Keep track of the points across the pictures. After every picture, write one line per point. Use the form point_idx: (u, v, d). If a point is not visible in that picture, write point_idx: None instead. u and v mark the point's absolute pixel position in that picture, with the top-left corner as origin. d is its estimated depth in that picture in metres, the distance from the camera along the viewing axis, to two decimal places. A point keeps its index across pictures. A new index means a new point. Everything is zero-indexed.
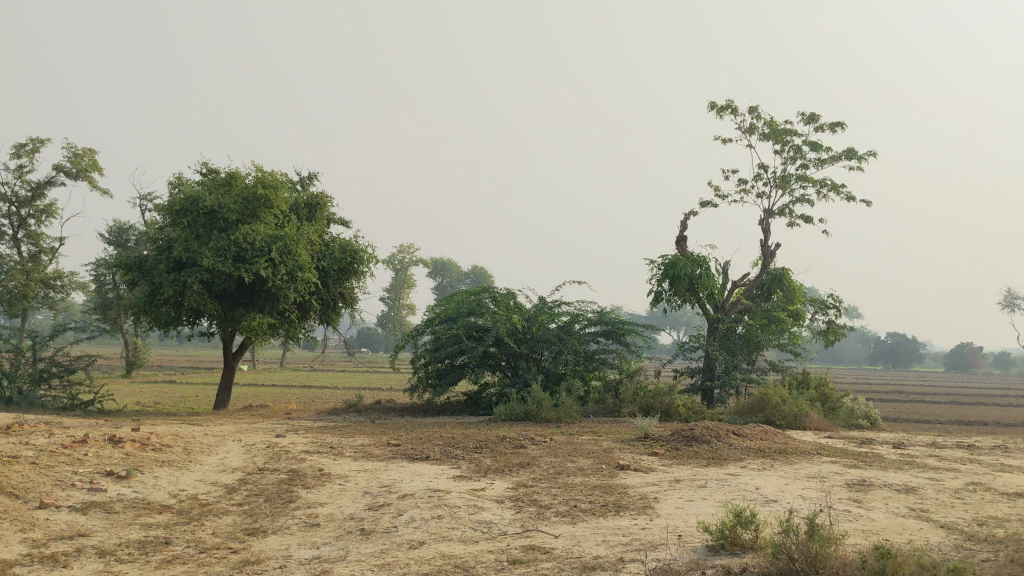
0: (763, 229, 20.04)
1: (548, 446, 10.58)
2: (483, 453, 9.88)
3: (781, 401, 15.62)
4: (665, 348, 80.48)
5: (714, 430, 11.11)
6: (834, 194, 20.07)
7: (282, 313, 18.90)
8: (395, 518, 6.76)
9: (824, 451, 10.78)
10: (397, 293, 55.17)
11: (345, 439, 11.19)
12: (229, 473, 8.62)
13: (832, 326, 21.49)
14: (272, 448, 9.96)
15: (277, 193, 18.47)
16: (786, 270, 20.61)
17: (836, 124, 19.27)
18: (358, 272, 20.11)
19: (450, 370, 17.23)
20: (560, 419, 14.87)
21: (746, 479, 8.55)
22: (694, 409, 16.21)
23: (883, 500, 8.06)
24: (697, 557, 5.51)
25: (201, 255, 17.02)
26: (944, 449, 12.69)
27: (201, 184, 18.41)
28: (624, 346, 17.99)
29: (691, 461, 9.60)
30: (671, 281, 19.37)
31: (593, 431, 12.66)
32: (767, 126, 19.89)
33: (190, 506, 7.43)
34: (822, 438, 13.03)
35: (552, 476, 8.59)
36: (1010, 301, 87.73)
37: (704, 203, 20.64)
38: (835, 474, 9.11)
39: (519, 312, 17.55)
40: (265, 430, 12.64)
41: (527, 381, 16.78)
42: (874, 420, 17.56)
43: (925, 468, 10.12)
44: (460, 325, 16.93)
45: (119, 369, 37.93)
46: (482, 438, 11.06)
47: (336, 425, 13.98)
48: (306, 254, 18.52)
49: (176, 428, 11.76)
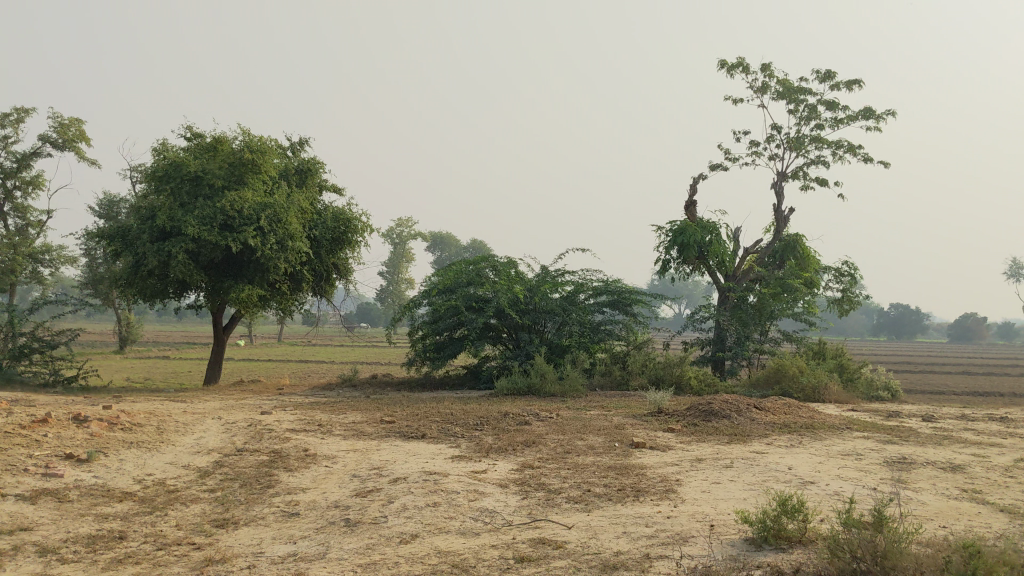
0: (776, 193, 19.18)
1: (555, 422, 9.73)
2: (483, 431, 9.04)
3: (799, 373, 14.85)
4: (667, 320, 79.67)
5: (734, 403, 10.31)
6: (850, 155, 19.17)
7: (273, 285, 18.05)
8: (385, 507, 5.93)
9: (854, 426, 9.93)
10: (395, 267, 54.35)
11: (336, 416, 10.36)
12: (204, 455, 7.80)
13: (846, 294, 20.65)
14: (254, 426, 9.12)
15: (265, 158, 17.54)
16: (800, 236, 19.77)
17: (853, 81, 18.35)
18: (351, 241, 19.22)
19: (449, 342, 16.39)
20: (565, 393, 14.07)
21: (775, 458, 7.72)
22: (707, 381, 15.49)
23: (931, 481, 7.22)
24: (738, 553, 4.68)
25: (185, 224, 16.13)
26: (975, 421, 11.86)
27: (186, 150, 17.52)
28: (631, 316, 17.10)
29: (713, 438, 8.79)
30: (680, 248, 18.50)
31: (603, 405, 11.86)
32: (780, 84, 18.97)
33: (155, 493, 6.61)
34: (845, 411, 12.21)
35: (561, 455, 7.75)
36: (1013, 271, 87.04)
37: (713, 165, 19.76)
38: (872, 452, 8.27)
39: (521, 282, 16.67)
40: (250, 407, 11.82)
41: (530, 353, 15.95)
42: (894, 392, 16.78)
43: (967, 443, 9.27)
44: (459, 296, 16.06)
45: (112, 345, 37.06)
46: (482, 414, 10.22)
47: (328, 401, 13.16)
48: (297, 222, 17.60)
49: (154, 406, 10.93)
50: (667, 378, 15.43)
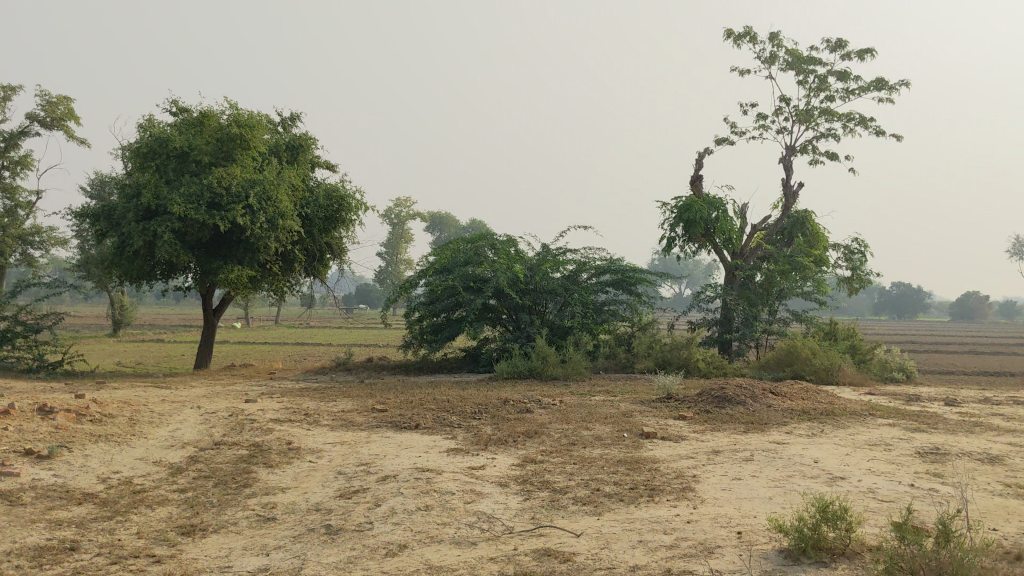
0: (785, 168, 18.52)
1: (558, 410, 9.12)
2: (481, 420, 8.42)
3: (811, 354, 14.27)
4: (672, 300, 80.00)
5: (748, 389, 9.69)
6: (861, 129, 18.49)
7: (264, 266, 17.40)
8: (370, 510, 5.31)
9: (876, 412, 9.29)
10: (394, 248, 53.71)
11: (326, 405, 9.74)
12: (178, 450, 7.18)
13: (857, 273, 20.03)
14: (235, 417, 8.49)
15: (254, 133, 16.83)
16: (808, 212, 19.14)
17: (865, 50, 17.65)
18: (345, 220, 18.53)
19: (446, 324, 15.75)
20: (568, 376, 13.47)
21: (798, 450, 7.09)
22: (715, 363, 14.89)
23: (969, 475, 6.59)
24: (773, 568, 4.08)
25: (171, 202, 15.47)
26: (1001, 405, 11.23)
27: (171, 125, 16.83)
28: (636, 296, 16.45)
29: (728, 428, 8.18)
30: (686, 225, 17.85)
31: (608, 391, 11.25)
32: (789, 55, 18.26)
33: (119, 495, 6.00)
34: (862, 395, 11.58)
35: (565, 448, 7.13)
36: (1016, 249, 86.33)
37: (719, 140, 19.08)
38: (901, 442, 7.64)
39: (521, 261, 16.04)
40: (236, 394, 11.21)
41: (531, 335, 15.30)
42: (909, 373, 16.18)
43: (1001, 430, 8.64)
44: (456, 275, 15.42)
45: (106, 328, 36.43)
46: (481, 401, 9.60)
47: (319, 387, 12.56)
48: (288, 200, 16.90)
49: (133, 395, 10.33)
50: (674, 360, 14.84)
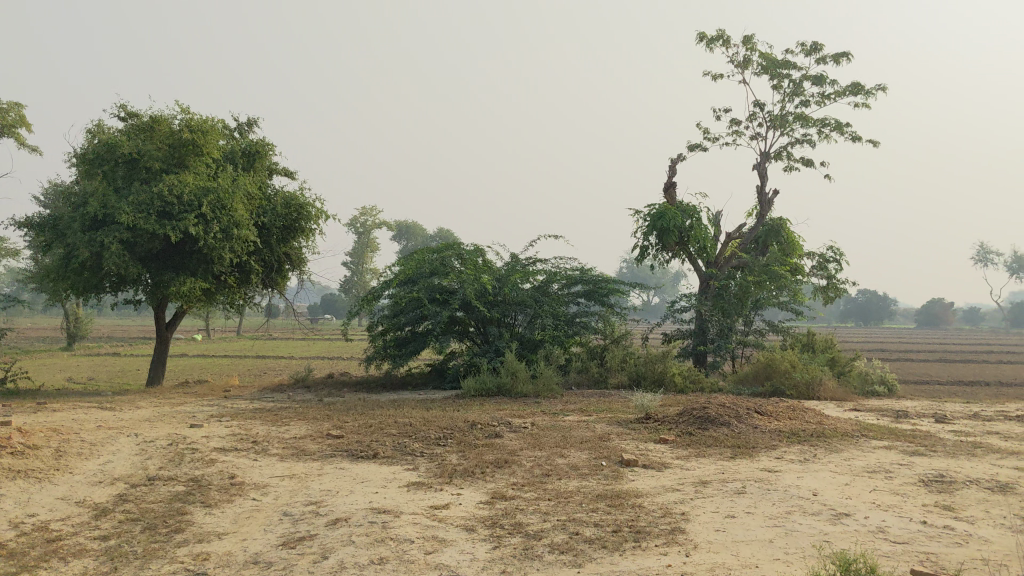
0: (759, 174, 18.02)
1: (530, 434, 8.44)
2: (446, 447, 7.72)
3: (791, 367, 13.76)
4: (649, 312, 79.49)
5: (732, 408, 9.08)
6: (837, 134, 18.03)
7: (218, 277, 16.58)
8: (317, 564, 4.60)
9: (869, 433, 8.69)
10: (359, 258, 52.71)
11: (277, 429, 8.98)
12: (106, 488, 6.41)
13: (832, 282, 19.58)
14: (176, 446, 7.72)
15: (208, 139, 16.00)
16: (783, 220, 18.66)
17: (841, 54, 17.19)
18: (305, 229, 17.75)
19: (411, 338, 15.02)
20: (538, 394, 12.83)
21: (793, 480, 6.47)
22: (691, 378, 14.33)
23: (982, 508, 5.99)
24: None
25: (119, 211, 14.62)
26: (992, 422, 10.69)
27: (120, 130, 15.97)
28: (608, 307, 15.84)
29: (715, 454, 7.56)
30: (659, 234, 17.28)
31: (581, 409, 10.59)
32: (763, 58, 17.76)
33: (30, 545, 5.23)
34: (847, 413, 10.99)
35: (537, 481, 6.46)
36: (981, 256, 86.86)
37: (692, 146, 18.53)
38: (902, 467, 7.04)
39: (489, 272, 15.36)
40: (182, 417, 10.42)
41: (499, 349, 14.58)
42: (890, 386, 15.68)
43: (1002, 451, 8.06)
44: (421, 287, 14.73)
45: (61, 342, 35.23)
46: (446, 424, 8.89)
47: (275, 407, 11.80)
48: (243, 209, 16.08)
49: (68, 419, 9.50)
50: (650, 375, 14.25)
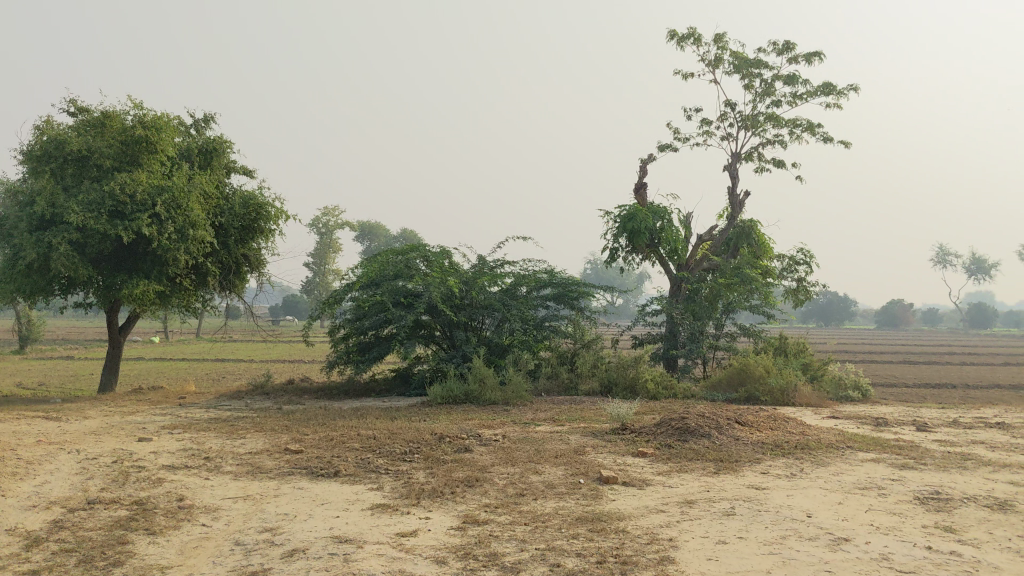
0: (730, 175, 17.71)
1: (501, 447, 7.99)
2: (413, 464, 7.25)
3: (765, 373, 13.44)
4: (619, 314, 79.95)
5: (711, 419, 8.69)
6: (808, 135, 17.77)
7: (173, 280, 15.96)
8: None
9: (854, 444, 8.34)
10: (321, 259, 51.89)
11: (231, 443, 8.44)
12: (41, 514, 5.86)
13: (802, 285, 19.34)
14: (121, 465, 7.17)
15: (162, 136, 15.35)
16: (754, 222, 18.39)
17: (813, 54, 16.94)
18: (264, 230, 17.16)
19: (375, 343, 14.50)
20: (508, 401, 12.41)
21: (783, 499, 6.08)
22: (664, 383, 13.98)
23: (984, 529, 5.63)
24: None
25: (68, 210, 13.93)
26: (974, 430, 10.39)
27: (70, 126, 15.24)
28: (577, 311, 15.45)
29: (697, 468, 7.16)
30: (629, 236, 16.91)
31: (553, 419, 10.14)
32: (734, 57, 17.46)
33: None
34: (825, 420, 10.66)
35: (512, 502, 6.01)
36: (940, 257, 87.80)
37: (661, 146, 18.18)
38: (894, 483, 6.68)
39: (456, 274, 14.89)
40: (132, 429, 9.84)
41: (467, 354, 14.11)
42: (864, 391, 15.43)
43: (993, 464, 7.73)
44: (385, 290, 14.22)
45: (11, 346, 34.15)
46: (412, 436, 8.41)
47: (231, 417, 11.25)
48: (200, 208, 15.48)
49: (7, 433, 8.88)
50: (621, 381, 13.88)
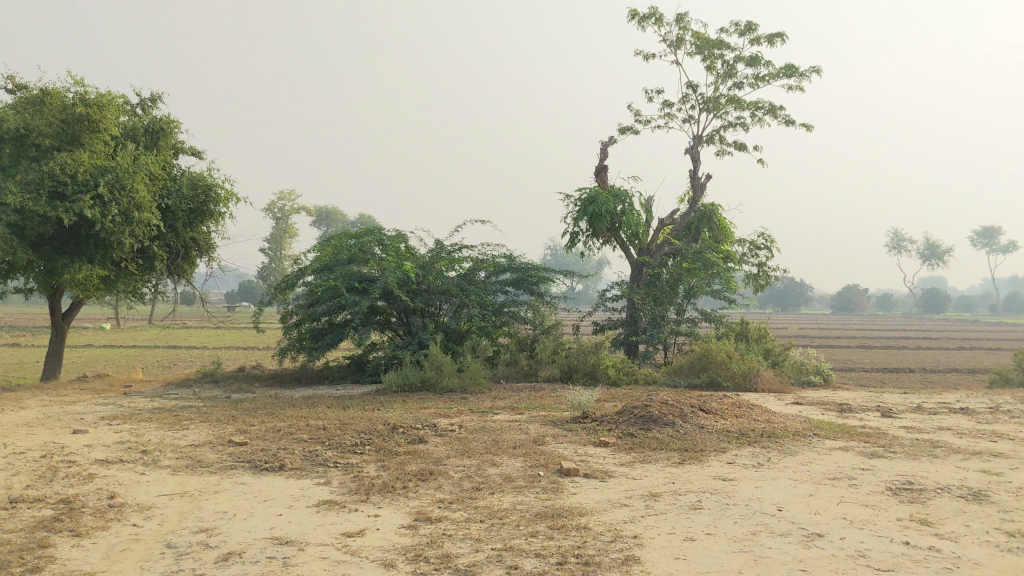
0: (692, 158, 17.46)
1: (457, 438, 7.64)
2: (363, 457, 6.88)
3: (727, 358, 13.23)
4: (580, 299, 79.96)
5: (675, 406, 8.41)
6: (770, 118, 17.56)
7: (117, 264, 15.38)
8: None
9: (821, 432, 8.09)
10: (277, 244, 51.05)
11: (172, 435, 8.00)
12: None
13: (763, 269, 19.19)
14: (50, 459, 6.70)
15: (105, 114, 14.70)
16: (716, 205, 18.17)
17: (775, 35, 16.72)
18: (213, 213, 16.62)
19: (329, 329, 14.07)
20: (465, 388, 12.08)
21: (752, 491, 5.81)
22: (625, 369, 13.74)
23: (961, 522, 5.40)
24: None
25: (4, 191, 13.23)
26: (939, 416, 10.21)
27: (7, 103, 14.53)
28: (537, 296, 15.13)
29: (661, 459, 6.87)
30: (589, 219, 16.60)
31: (512, 408, 9.80)
32: (696, 37, 17.19)
33: None
34: (789, 406, 10.44)
35: (467, 497, 5.67)
36: (895, 243, 88.73)
37: (622, 129, 17.88)
38: (865, 473, 6.44)
39: (412, 258, 14.50)
40: (68, 420, 9.35)
41: (423, 341, 13.73)
42: (826, 376, 15.29)
43: (964, 452, 7.52)
44: (339, 275, 13.76)
45: None
46: (364, 427, 8.03)
47: (176, 406, 10.78)
48: (145, 190, 14.88)
49: None
50: (581, 368, 13.61)
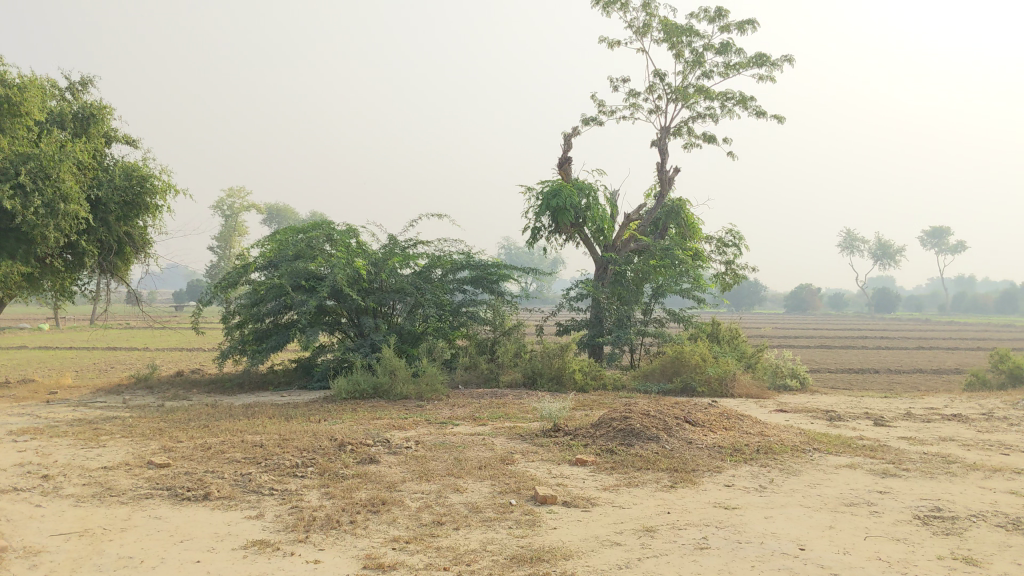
0: (659, 151, 16.66)
1: (414, 457, 6.68)
2: (304, 482, 5.89)
3: (701, 362, 12.47)
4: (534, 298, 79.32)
5: (657, 417, 7.54)
6: (740, 109, 16.82)
7: (42, 261, 14.18)
8: None
9: (820, 446, 7.27)
10: (226, 242, 49.57)
11: (84, 455, 6.94)
12: None
13: (731, 268, 18.47)
14: None
15: (28, 97, 13.39)
16: (682, 200, 17.41)
17: (746, 22, 16.00)
18: (150, 206, 15.42)
19: (274, 331, 13.00)
20: (421, 395, 11.12)
21: (763, 524, 4.93)
22: (592, 373, 12.92)
23: (1011, 559, 4.57)
24: None
25: None
26: (934, 424, 9.50)
27: None
28: (497, 295, 14.19)
29: (649, 481, 5.98)
30: (552, 214, 15.72)
31: (473, 418, 8.86)
32: (663, 23, 16.39)
33: None
34: (775, 414, 9.66)
35: (428, 535, 4.72)
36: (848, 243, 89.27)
37: (585, 120, 17.02)
38: (885, 498, 5.60)
39: (363, 255, 13.46)
40: None
41: (375, 344, 12.73)
42: (802, 380, 14.48)
43: (982, 468, 6.73)
44: (284, 272, 12.69)
45: None
46: (307, 443, 7.04)
47: (98, 418, 9.68)
48: (73, 180, 13.63)
49: None
50: (546, 371, 12.73)
